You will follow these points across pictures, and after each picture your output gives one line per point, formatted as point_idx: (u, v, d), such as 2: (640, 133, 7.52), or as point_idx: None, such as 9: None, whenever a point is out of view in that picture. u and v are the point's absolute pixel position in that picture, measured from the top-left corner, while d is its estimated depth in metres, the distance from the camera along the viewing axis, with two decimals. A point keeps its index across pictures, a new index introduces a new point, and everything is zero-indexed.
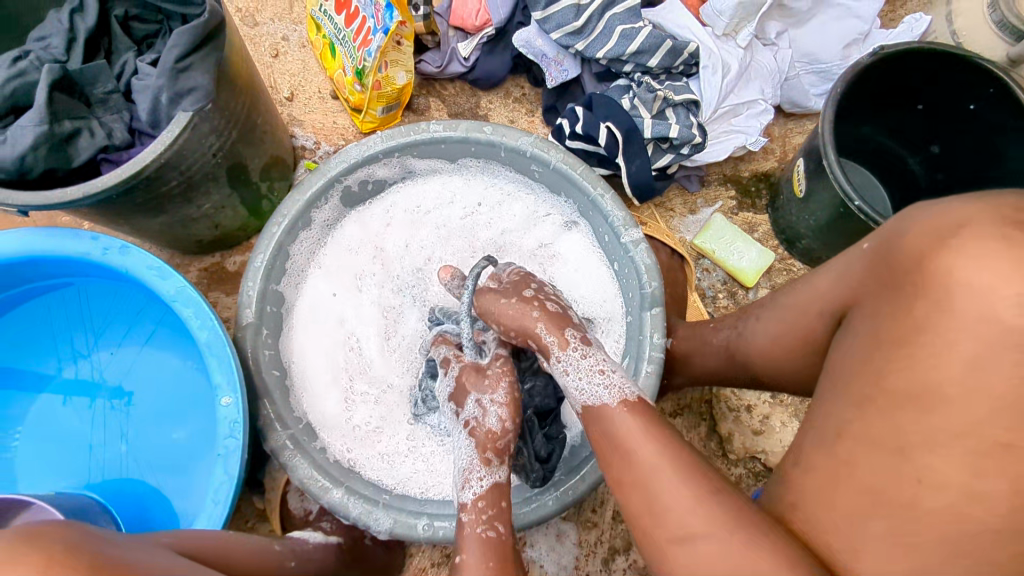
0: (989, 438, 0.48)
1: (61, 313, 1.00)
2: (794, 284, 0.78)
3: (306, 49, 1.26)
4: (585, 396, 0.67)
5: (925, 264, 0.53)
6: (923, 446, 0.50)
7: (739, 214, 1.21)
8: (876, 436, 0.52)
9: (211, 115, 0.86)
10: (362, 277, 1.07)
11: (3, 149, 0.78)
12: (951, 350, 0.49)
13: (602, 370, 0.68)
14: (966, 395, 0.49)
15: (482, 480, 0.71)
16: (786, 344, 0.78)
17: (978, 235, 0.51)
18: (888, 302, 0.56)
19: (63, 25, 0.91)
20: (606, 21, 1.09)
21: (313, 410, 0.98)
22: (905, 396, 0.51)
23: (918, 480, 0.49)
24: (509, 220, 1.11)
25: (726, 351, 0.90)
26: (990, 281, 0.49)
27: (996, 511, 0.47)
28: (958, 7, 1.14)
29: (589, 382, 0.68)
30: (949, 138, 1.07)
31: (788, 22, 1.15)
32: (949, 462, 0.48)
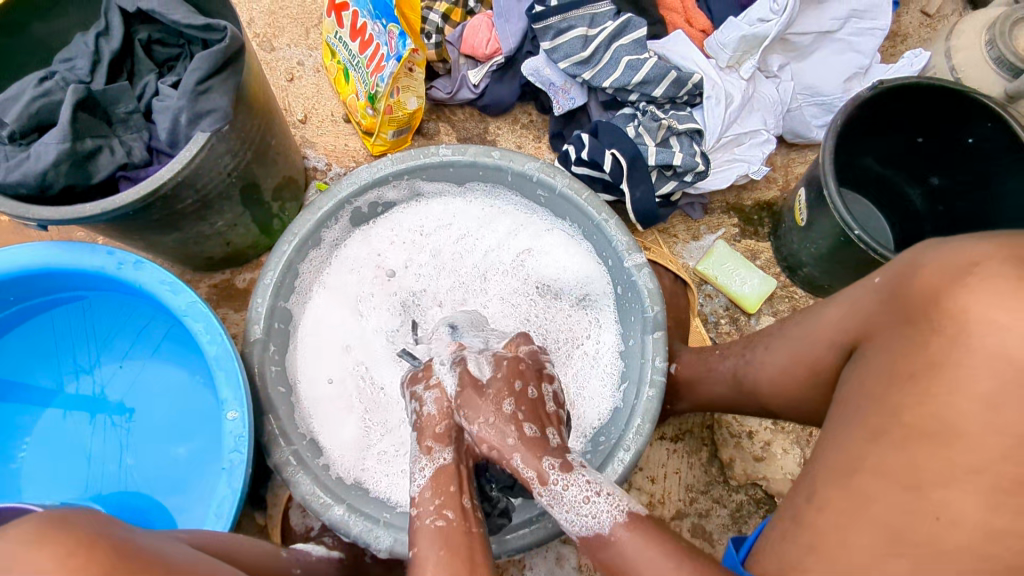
0: (1005, 476, 0.50)
1: (72, 325, 1.01)
2: (801, 316, 0.83)
3: (320, 74, 1.30)
4: (577, 527, 0.69)
5: (940, 302, 0.56)
6: (938, 483, 0.52)
7: (742, 242, 1.23)
8: (891, 470, 0.54)
9: (228, 136, 0.89)
10: (365, 298, 1.09)
11: (29, 164, 0.82)
12: (969, 387, 0.51)
13: (589, 497, 0.70)
14: (987, 432, 0.50)
15: (424, 472, 0.75)
16: (801, 376, 0.81)
17: (991, 274, 0.53)
18: (904, 336, 0.59)
19: (88, 48, 0.94)
20: (613, 51, 1.11)
21: (325, 431, 0.99)
22: (923, 432, 0.53)
23: (937, 517, 0.51)
24: (501, 235, 1.12)
25: (732, 378, 0.93)
26: (1008, 320, 0.51)
27: (1014, 550, 0.49)
28: (957, 44, 1.16)
29: (578, 514, 0.69)
30: (947, 170, 1.09)
31: (791, 56, 1.19)
32: (966, 498, 0.51)
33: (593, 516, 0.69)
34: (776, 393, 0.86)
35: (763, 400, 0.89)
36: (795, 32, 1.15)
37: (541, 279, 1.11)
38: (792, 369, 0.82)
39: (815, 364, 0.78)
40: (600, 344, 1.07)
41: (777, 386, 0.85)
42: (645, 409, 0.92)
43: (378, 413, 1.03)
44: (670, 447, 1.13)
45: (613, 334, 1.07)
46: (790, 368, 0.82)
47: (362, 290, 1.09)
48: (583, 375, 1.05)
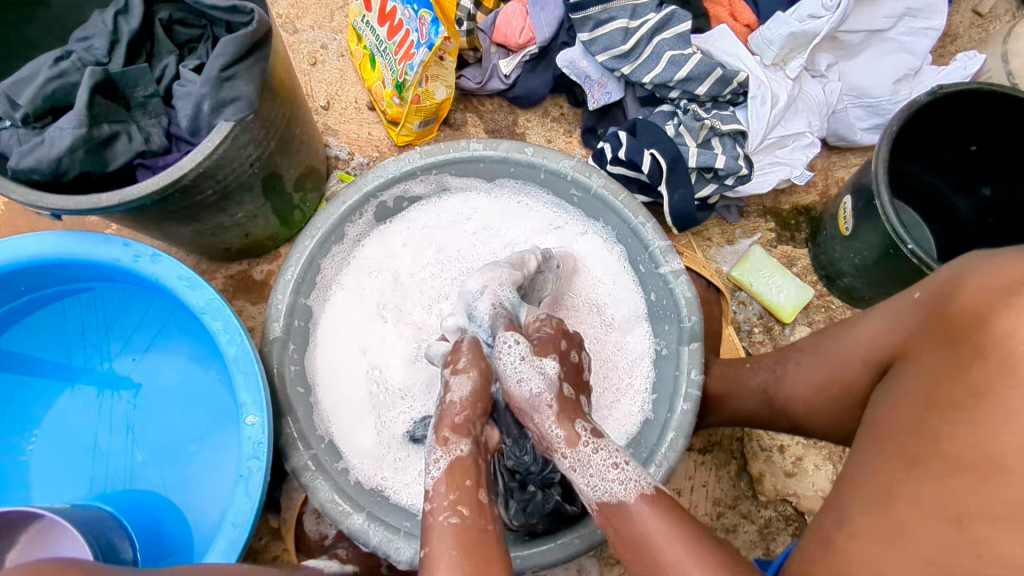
0: None
1: (84, 317, 0.97)
2: (834, 332, 0.79)
3: (344, 59, 1.25)
4: (597, 493, 0.68)
5: (982, 326, 0.55)
6: (982, 519, 0.49)
7: (778, 248, 1.18)
8: (930, 501, 0.52)
9: (252, 125, 0.84)
10: (382, 300, 1.05)
11: (43, 150, 0.78)
12: (1014, 418, 0.50)
13: (616, 464, 0.69)
14: None
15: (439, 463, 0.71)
16: (834, 396, 0.77)
17: None
18: (955, 360, 0.57)
19: (106, 27, 0.89)
20: (655, 45, 1.06)
21: (344, 435, 0.95)
22: (963, 463, 0.52)
23: (978, 554, 0.49)
24: (524, 233, 1.08)
25: (764, 396, 0.89)
26: None
27: None
28: (1015, 48, 1.10)
29: (602, 479, 0.68)
30: (1002, 180, 1.03)
31: (838, 54, 1.14)
32: (1007, 535, 0.48)
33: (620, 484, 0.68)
34: (807, 411, 0.82)
35: (795, 419, 0.85)
36: (846, 30, 1.10)
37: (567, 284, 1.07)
38: (824, 389, 0.78)
39: (844, 381, 0.75)
40: (632, 352, 1.02)
41: (813, 405, 0.80)
42: (679, 425, 0.89)
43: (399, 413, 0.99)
44: (697, 459, 1.09)
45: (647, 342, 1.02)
46: (823, 386, 0.78)
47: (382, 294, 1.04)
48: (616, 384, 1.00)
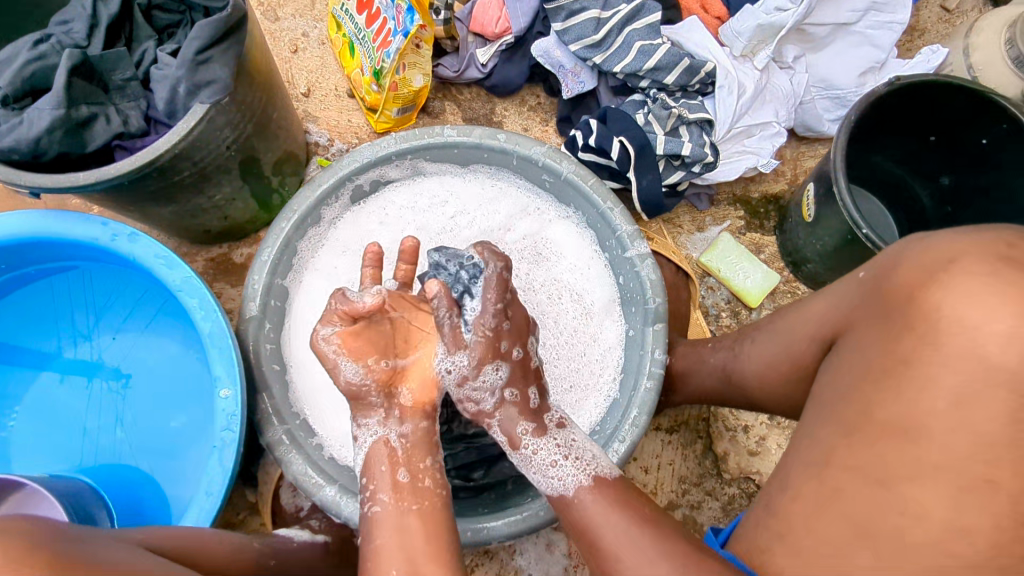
0: (971, 474, 0.52)
1: (65, 294, 1.00)
2: (791, 309, 0.82)
3: (325, 46, 1.27)
4: (545, 487, 0.69)
5: (914, 300, 0.58)
6: (907, 479, 0.54)
7: (746, 235, 1.22)
8: (864, 465, 0.56)
9: (228, 109, 0.86)
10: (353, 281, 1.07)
11: (21, 130, 0.79)
12: (939, 385, 0.54)
13: (556, 462, 0.69)
14: (955, 432, 0.53)
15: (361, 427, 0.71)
16: (785, 372, 0.80)
17: (975, 270, 0.56)
18: (891, 330, 0.59)
19: (86, 11, 0.91)
20: (626, 35, 1.08)
21: (317, 416, 0.98)
22: (893, 428, 0.55)
23: (903, 512, 0.54)
24: (498, 217, 1.10)
25: (723, 373, 0.93)
26: (979, 316, 0.54)
27: (976, 547, 0.51)
28: (975, 42, 1.14)
29: (545, 476, 0.69)
30: (959, 170, 1.07)
31: (805, 47, 1.17)
32: (931, 494, 0.53)
33: (561, 479, 0.68)
34: (762, 387, 0.85)
35: (752, 396, 0.88)
36: (812, 22, 1.13)
37: (540, 269, 1.09)
38: (776, 365, 0.82)
39: (796, 359, 0.78)
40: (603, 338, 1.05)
41: (766, 380, 0.84)
42: (642, 402, 0.92)
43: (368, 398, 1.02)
44: (664, 438, 1.12)
45: (617, 329, 1.05)
46: (775, 362, 0.82)
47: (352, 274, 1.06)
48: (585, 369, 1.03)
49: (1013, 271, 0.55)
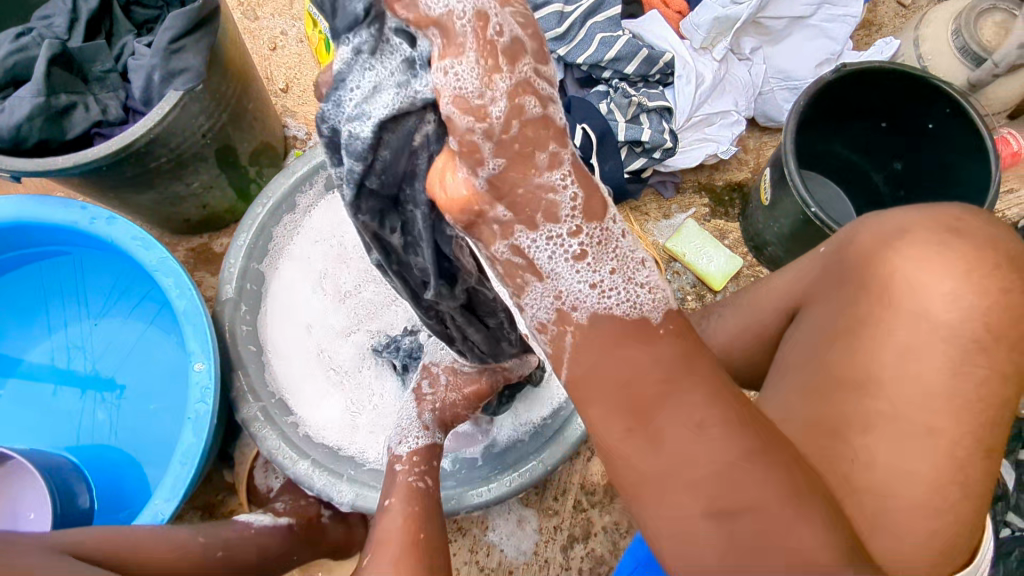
0: (919, 422, 0.53)
1: (49, 280, 1.04)
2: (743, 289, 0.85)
3: (303, 44, 1.31)
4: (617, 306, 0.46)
5: (869, 265, 0.58)
6: (858, 429, 0.55)
7: (711, 221, 1.26)
8: (819, 419, 0.57)
9: (201, 97, 0.90)
10: (327, 272, 1.10)
11: (2, 117, 0.84)
12: (890, 339, 0.55)
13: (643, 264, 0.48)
14: (901, 381, 0.54)
15: (418, 437, 0.79)
16: None
17: (921, 238, 0.56)
18: (831, 287, 0.61)
19: (67, 6, 0.95)
20: (588, 28, 1.13)
21: (296, 399, 1.01)
22: (849, 381, 0.56)
23: (853, 458, 0.54)
24: None
25: None
26: (927, 278, 0.54)
27: (919, 488, 0.52)
28: (924, 33, 1.19)
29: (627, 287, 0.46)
30: (911, 155, 1.11)
31: (764, 39, 1.21)
32: (881, 442, 0.54)
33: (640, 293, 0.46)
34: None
35: None
36: (768, 16, 1.18)
37: None
38: None
39: None
40: None
41: None
42: None
43: (351, 385, 1.05)
44: None
45: None
46: None
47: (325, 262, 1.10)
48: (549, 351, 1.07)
49: (961, 240, 0.55)
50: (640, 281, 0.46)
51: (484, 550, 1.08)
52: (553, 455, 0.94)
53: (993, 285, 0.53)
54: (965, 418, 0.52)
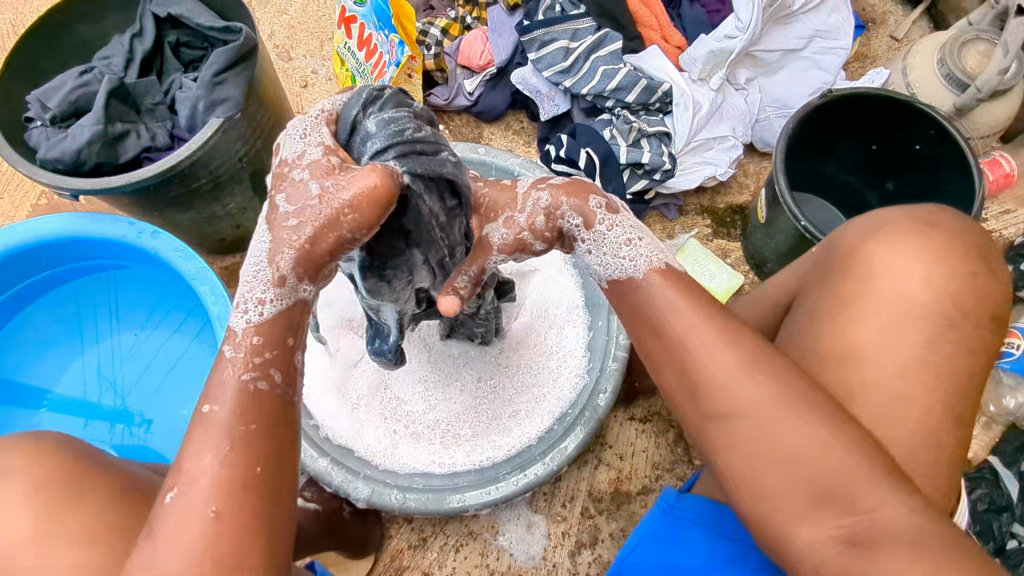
0: (900, 393, 0.60)
1: (95, 293, 1.13)
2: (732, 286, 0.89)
3: (332, 82, 1.42)
4: (610, 271, 0.63)
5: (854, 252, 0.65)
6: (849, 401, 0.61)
7: (713, 241, 1.31)
8: None
9: (240, 123, 1.01)
10: (343, 310, 1.15)
11: (66, 143, 0.96)
12: (874, 318, 0.62)
13: (629, 241, 0.63)
14: (890, 357, 0.61)
15: (262, 308, 0.54)
16: None
17: (909, 234, 0.64)
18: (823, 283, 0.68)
19: (124, 47, 1.07)
20: (591, 62, 1.22)
21: (325, 414, 1.05)
22: (840, 358, 0.62)
23: None
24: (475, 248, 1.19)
25: None
26: (912, 265, 0.62)
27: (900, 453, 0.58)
28: (913, 62, 1.25)
29: (615, 257, 0.63)
30: (900, 176, 1.17)
31: (759, 71, 1.29)
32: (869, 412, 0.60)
33: (631, 260, 0.62)
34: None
35: None
36: (761, 49, 1.26)
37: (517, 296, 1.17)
38: None
39: None
40: (567, 337, 1.13)
41: None
42: (606, 384, 1.02)
43: (403, 432, 1.08)
44: (639, 427, 1.20)
45: (580, 326, 1.13)
46: None
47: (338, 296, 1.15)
48: (557, 375, 1.10)
49: (933, 233, 0.63)
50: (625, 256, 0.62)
51: (495, 553, 1.11)
52: (554, 459, 0.99)
53: (960, 273, 0.62)
54: (940, 389, 0.59)
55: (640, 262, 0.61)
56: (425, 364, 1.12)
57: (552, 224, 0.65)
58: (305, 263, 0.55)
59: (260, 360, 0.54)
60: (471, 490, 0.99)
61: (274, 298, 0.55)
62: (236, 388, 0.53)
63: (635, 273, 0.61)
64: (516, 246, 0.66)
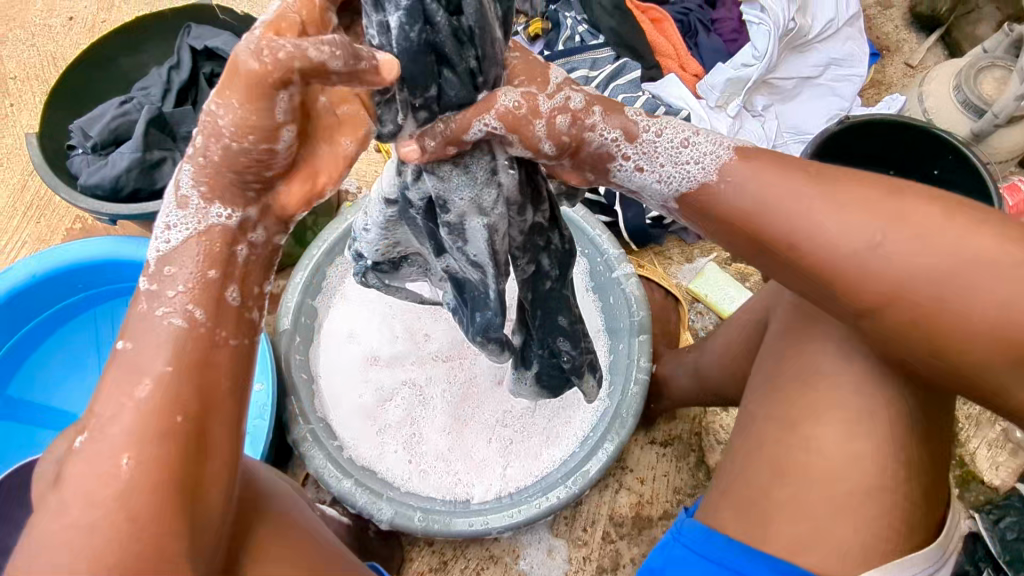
0: None
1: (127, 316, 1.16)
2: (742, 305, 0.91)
3: None
4: (682, 179, 0.58)
5: None
6: None
7: (732, 265, 1.32)
8: None
9: None
10: (363, 339, 1.15)
11: (106, 170, 1.01)
12: None
13: (684, 140, 0.58)
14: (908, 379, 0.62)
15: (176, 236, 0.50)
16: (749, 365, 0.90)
17: None
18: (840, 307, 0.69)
19: (162, 79, 1.12)
20: (611, 90, 1.24)
21: (352, 440, 1.08)
22: None
23: None
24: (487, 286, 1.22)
25: (694, 377, 1.03)
26: None
27: None
28: (928, 89, 1.27)
29: (678, 163, 0.58)
30: None
31: (777, 98, 1.31)
32: None
33: (697, 163, 0.57)
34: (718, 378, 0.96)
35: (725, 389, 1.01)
36: (778, 76, 1.28)
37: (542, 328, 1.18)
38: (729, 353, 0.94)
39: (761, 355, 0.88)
40: (586, 362, 1.15)
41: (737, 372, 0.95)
42: (627, 406, 1.03)
43: (428, 460, 1.09)
44: (659, 450, 1.20)
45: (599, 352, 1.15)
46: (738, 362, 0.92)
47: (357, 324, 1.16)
48: (578, 401, 1.12)
49: None
50: (689, 160, 0.58)
51: None
52: (577, 482, 0.99)
53: None
54: None
55: (711, 162, 0.57)
56: (446, 391, 1.12)
57: (581, 134, 0.57)
58: (220, 178, 0.49)
59: (176, 295, 0.49)
60: (496, 514, 0.99)
61: (178, 223, 0.49)
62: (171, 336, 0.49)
63: (709, 174, 0.57)
64: (532, 141, 0.56)
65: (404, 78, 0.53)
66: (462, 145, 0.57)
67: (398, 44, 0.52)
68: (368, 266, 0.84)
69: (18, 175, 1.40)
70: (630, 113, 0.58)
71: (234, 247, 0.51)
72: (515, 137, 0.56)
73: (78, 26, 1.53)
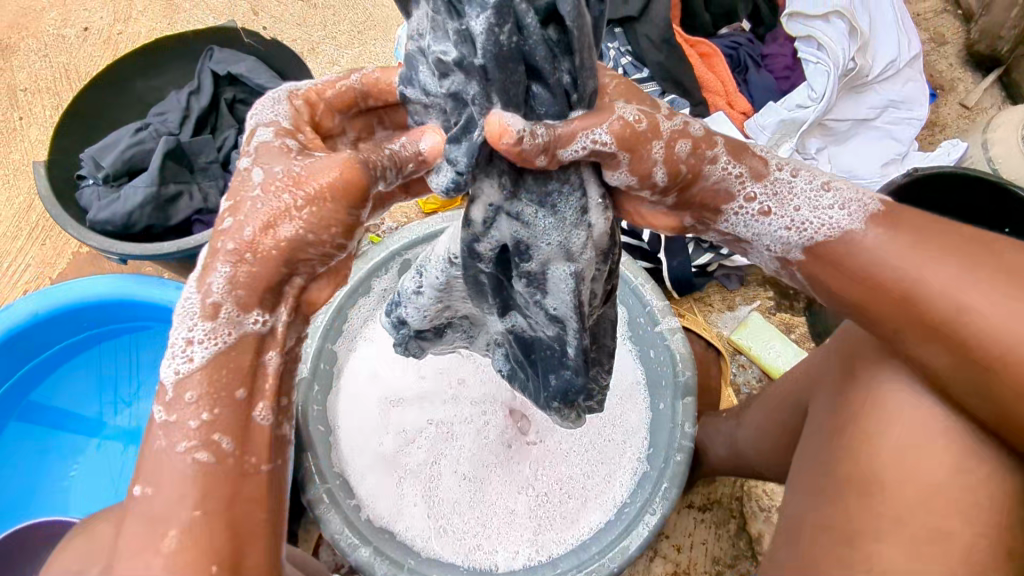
0: None
1: (132, 354, 1.09)
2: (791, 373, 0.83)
3: None
4: (818, 227, 0.55)
5: None
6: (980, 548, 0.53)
7: (777, 314, 1.24)
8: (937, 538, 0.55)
9: None
10: (388, 386, 1.08)
11: (118, 205, 0.93)
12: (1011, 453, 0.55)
13: (825, 186, 0.56)
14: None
15: (194, 353, 0.48)
16: None
17: None
18: None
19: (180, 104, 1.04)
20: None
21: (370, 496, 1.00)
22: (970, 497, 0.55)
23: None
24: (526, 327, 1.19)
25: (731, 447, 0.95)
26: None
27: None
28: (993, 136, 1.19)
29: (816, 209, 0.55)
30: None
31: (829, 139, 1.23)
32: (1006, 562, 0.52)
33: (837, 211, 0.55)
34: (760, 452, 0.87)
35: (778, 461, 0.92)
36: (833, 118, 1.20)
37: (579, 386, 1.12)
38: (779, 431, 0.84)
39: None
40: (622, 422, 1.07)
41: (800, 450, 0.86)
42: (669, 474, 0.95)
43: (452, 517, 1.00)
44: (697, 516, 1.12)
45: (636, 411, 1.07)
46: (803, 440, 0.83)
47: (382, 367, 1.09)
48: (613, 464, 1.04)
49: None
50: (830, 205, 0.55)
51: None
52: (614, 558, 0.91)
53: None
54: None
55: (857, 209, 0.55)
56: (474, 446, 1.04)
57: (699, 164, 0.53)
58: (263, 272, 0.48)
59: (201, 425, 0.48)
60: None
61: (205, 337, 0.48)
62: (180, 464, 0.48)
63: (849, 221, 0.55)
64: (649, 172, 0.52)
65: (494, 91, 0.48)
66: (556, 161, 0.49)
67: (484, 51, 0.46)
68: (410, 334, 0.80)
69: (25, 193, 1.33)
70: (761, 154, 0.56)
71: (264, 355, 0.51)
72: (629, 158, 0.50)
73: (93, 38, 1.46)
